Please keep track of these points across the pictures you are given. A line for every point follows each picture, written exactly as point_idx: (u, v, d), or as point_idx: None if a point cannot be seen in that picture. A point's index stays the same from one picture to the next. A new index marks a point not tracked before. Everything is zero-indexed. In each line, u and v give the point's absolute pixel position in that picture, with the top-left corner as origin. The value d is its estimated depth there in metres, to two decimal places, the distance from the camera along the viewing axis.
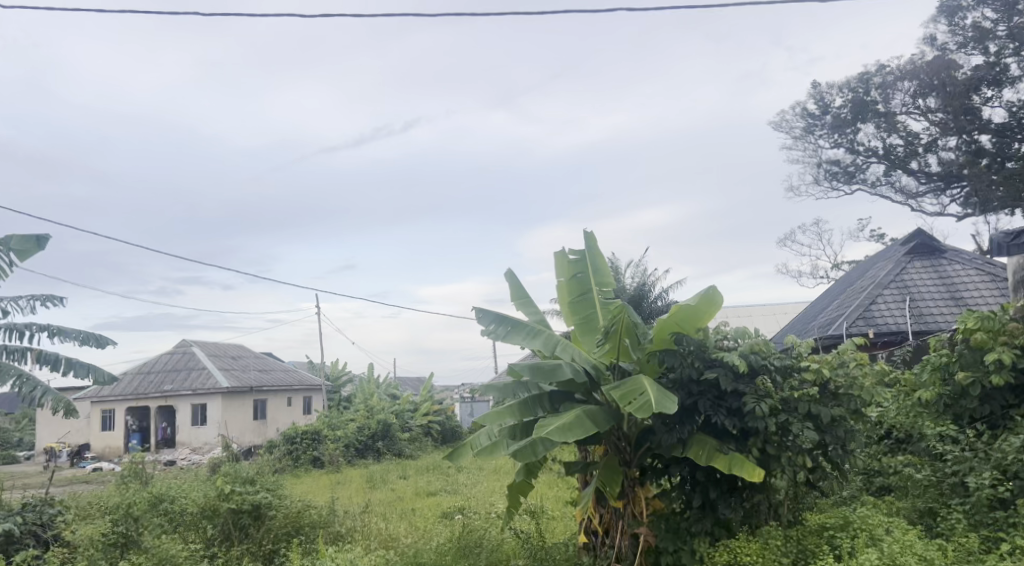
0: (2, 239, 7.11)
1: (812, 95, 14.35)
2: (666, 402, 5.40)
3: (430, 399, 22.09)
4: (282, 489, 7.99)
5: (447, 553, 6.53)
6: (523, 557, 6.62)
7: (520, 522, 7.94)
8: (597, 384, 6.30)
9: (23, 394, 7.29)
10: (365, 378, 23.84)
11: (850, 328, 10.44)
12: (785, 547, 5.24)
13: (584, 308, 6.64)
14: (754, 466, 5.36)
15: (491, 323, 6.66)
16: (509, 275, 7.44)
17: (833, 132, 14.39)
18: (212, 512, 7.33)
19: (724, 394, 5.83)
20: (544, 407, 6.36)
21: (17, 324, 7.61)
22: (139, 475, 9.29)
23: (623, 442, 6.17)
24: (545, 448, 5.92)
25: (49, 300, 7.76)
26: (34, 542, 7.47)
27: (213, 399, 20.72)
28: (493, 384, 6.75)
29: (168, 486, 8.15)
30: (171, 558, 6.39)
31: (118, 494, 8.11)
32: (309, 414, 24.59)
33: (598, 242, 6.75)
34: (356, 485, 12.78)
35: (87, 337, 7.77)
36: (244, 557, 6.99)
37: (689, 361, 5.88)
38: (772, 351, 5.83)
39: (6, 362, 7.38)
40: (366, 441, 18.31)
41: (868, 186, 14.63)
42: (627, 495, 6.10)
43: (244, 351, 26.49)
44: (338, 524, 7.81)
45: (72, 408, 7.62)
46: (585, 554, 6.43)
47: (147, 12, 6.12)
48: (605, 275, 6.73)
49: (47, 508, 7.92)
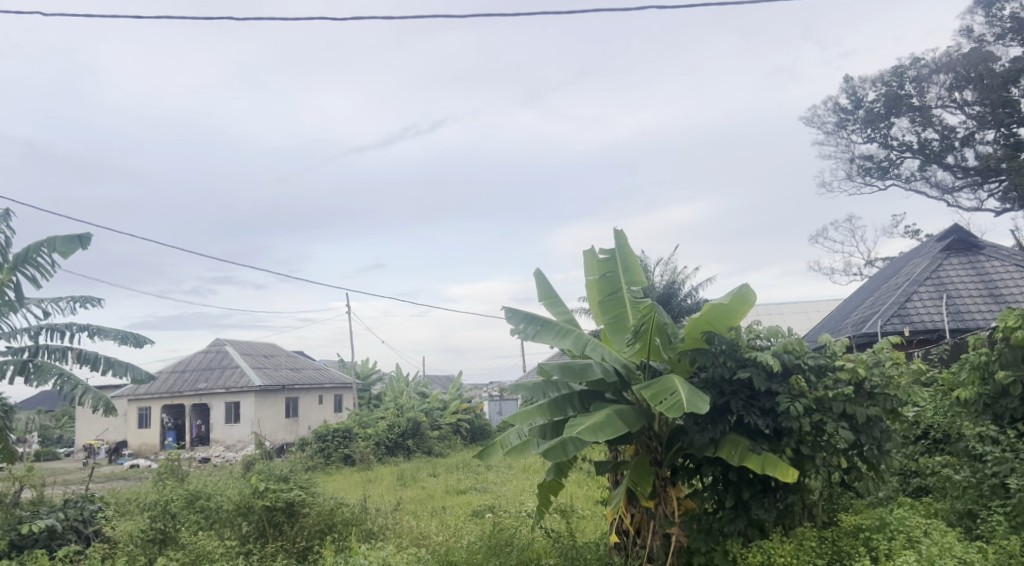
0: (46, 240, 7.32)
1: (843, 90, 14.12)
2: (697, 401, 5.37)
3: (459, 397, 22.15)
4: (315, 486, 8.08)
5: (478, 551, 6.58)
6: (554, 556, 6.63)
7: (551, 522, 7.98)
8: (627, 383, 6.30)
9: (65, 391, 7.46)
10: (394, 376, 24.00)
11: (884, 326, 10.29)
12: (820, 548, 5.20)
13: (615, 306, 6.61)
14: (787, 466, 5.31)
15: (521, 323, 6.69)
16: (538, 275, 7.46)
17: (866, 126, 14.14)
18: (246, 509, 7.42)
19: (757, 394, 5.80)
20: (575, 406, 6.34)
21: (58, 324, 7.81)
22: (174, 472, 9.49)
23: (655, 442, 6.15)
24: (576, 447, 5.90)
25: (89, 300, 7.99)
26: (76, 537, 7.65)
27: (246, 399, 21.02)
28: (523, 383, 6.75)
29: (204, 483, 8.25)
30: (207, 554, 6.56)
31: (156, 491, 8.27)
32: (339, 412, 24.85)
33: (627, 239, 6.72)
34: (386, 483, 12.89)
35: (125, 336, 7.96)
36: (278, 553, 7.09)
37: (721, 360, 5.82)
38: (805, 350, 5.78)
39: (47, 362, 7.56)
40: (396, 439, 18.40)
41: (902, 181, 14.37)
42: (659, 496, 6.12)
43: (276, 350, 26.85)
44: (370, 523, 7.88)
45: (111, 407, 7.83)
46: (616, 554, 6.40)
47: (188, 18, 6.48)
48: (635, 274, 6.67)
49: (87, 504, 8.09)
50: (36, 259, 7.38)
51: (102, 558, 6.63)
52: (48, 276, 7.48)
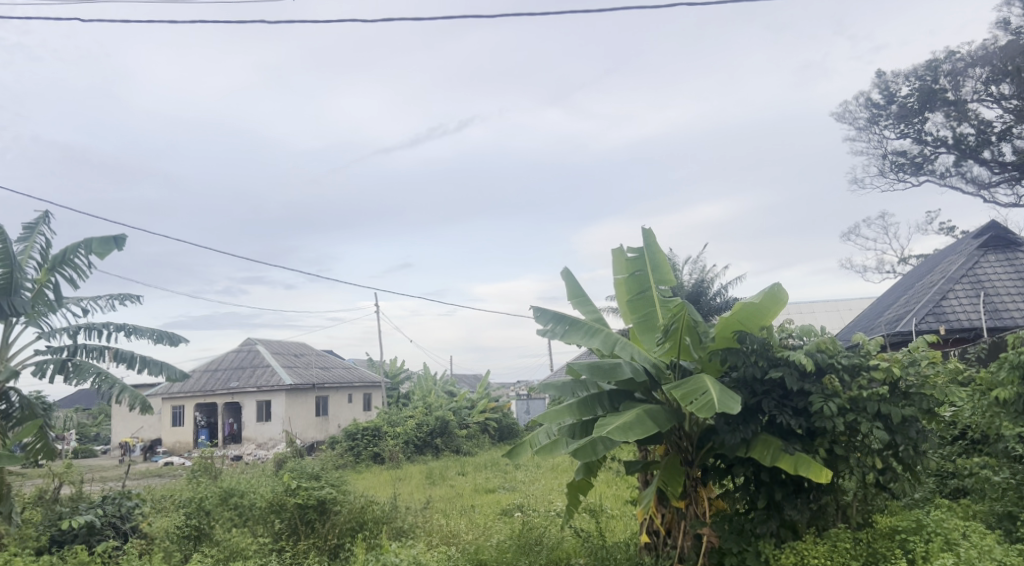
0: (83, 241, 7.48)
1: (876, 85, 13.89)
2: (729, 401, 5.32)
3: (487, 396, 22.19)
4: (345, 484, 8.16)
5: (508, 550, 6.61)
6: (584, 556, 6.62)
7: (580, 522, 7.98)
8: (657, 383, 6.28)
9: (102, 390, 7.62)
10: (422, 375, 24.12)
11: (919, 325, 10.12)
12: (855, 549, 5.13)
13: (643, 305, 6.58)
14: (821, 466, 5.25)
15: (549, 322, 6.69)
16: (566, 275, 7.46)
17: (899, 122, 13.89)
18: (279, 506, 7.53)
19: (790, 394, 5.75)
20: (604, 405, 6.32)
21: (95, 324, 7.99)
22: (209, 469, 9.66)
23: (685, 442, 6.12)
24: (605, 447, 5.88)
25: (127, 299, 8.18)
26: (114, 533, 7.79)
27: (277, 397, 21.28)
28: (551, 383, 6.75)
29: (237, 481, 8.36)
30: (240, 551, 6.69)
31: (191, 488, 8.42)
32: (369, 411, 25.05)
33: (656, 237, 6.68)
34: (416, 481, 12.97)
35: (160, 335, 8.10)
36: (310, 551, 7.19)
37: (753, 359, 5.77)
38: (838, 349, 5.70)
39: (85, 361, 7.73)
40: (424, 438, 18.51)
41: (937, 177, 14.11)
42: (690, 495, 6.08)
43: (306, 349, 27.15)
44: (400, 520, 7.94)
45: (147, 405, 7.99)
46: (647, 554, 6.37)
47: (219, 22, 6.61)
48: (664, 272, 6.63)
49: (125, 501, 8.25)
50: (74, 260, 7.55)
51: (138, 554, 6.77)
52: (85, 277, 7.66)
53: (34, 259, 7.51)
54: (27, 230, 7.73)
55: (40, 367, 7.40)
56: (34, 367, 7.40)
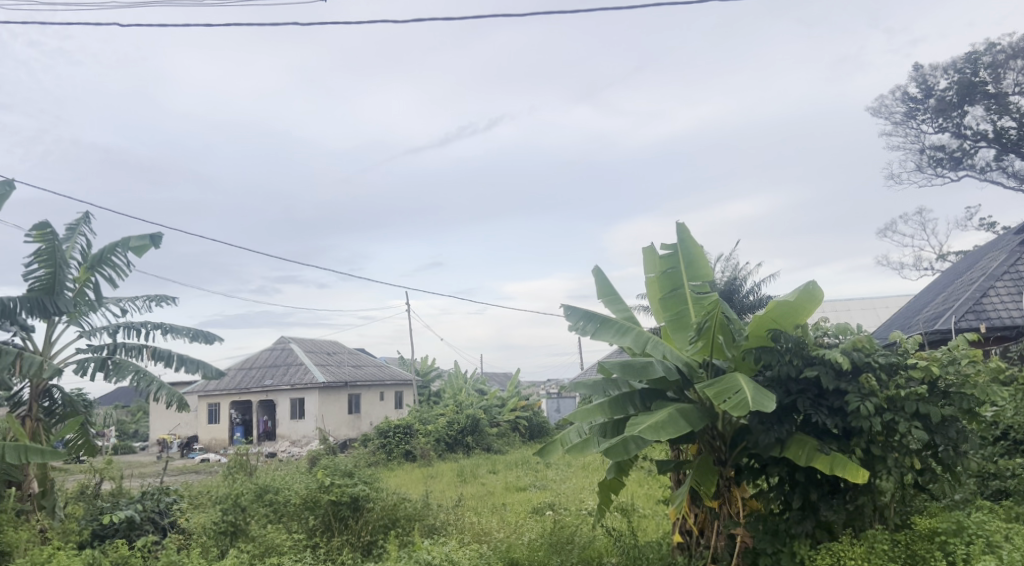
0: (121, 239, 7.65)
1: (913, 78, 13.61)
2: (763, 400, 5.26)
3: (517, 394, 22.22)
4: (378, 481, 8.24)
5: (539, 549, 6.63)
6: (616, 555, 6.59)
7: (612, 521, 7.94)
8: (689, 382, 6.23)
9: (141, 387, 7.79)
10: (453, 373, 24.22)
11: (959, 322, 9.88)
12: (893, 551, 5.06)
13: (676, 303, 6.53)
14: (857, 466, 5.17)
15: (579, 320, 6.69)
16: (597, 272, 7.44)
17: (938, 116, 13.60)
18: (313, 503, 7.63)
19: (825, 393, 5.67)
20: (636, 404, 6.29)
21: (134, 323, 8.17)
22: (244, 466, 9.84)
23: (718, 442, 6.07)
24: (637, 446, 5.86)
25: (164, 300, 8.37)
26: (154, 528, 7.95)
27: (311, 395, 21.56)
28: (582, 382, 6.73)
29: (272, 478, 8.48)
30: (275, 547, 6.81)
31: (227, 485, 8.58)
32: (400, 408, 25.25)
33: (690, 234, 6.63)
34: (447, 479, 13.04)
35: (196, 333, 8.25)
36: (344, 547, 7.28)
37: (787, 358, 5.71)
38: (876, 348, 5.61)
39: (125, 358, 7.91)
40: (455, 436, 18.59)
41: (977, 172, 13.81)
42: (723, 495, 6.04)
43: (339, 347, 27.45)
44: (432, 518, 7.99)
45: (184, 402, 8.15)
46: (680, 554, 6.34)
47: (252, 24, 6.72)
48: (698, 269, 6.57)
49: (163, 497, 8.42)
50: (112, 259, 7.72)
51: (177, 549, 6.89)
52: (123, 276, 7.83)
53: (74, 259, 7.70)
54: (68, 230, 7.93)
55: (81, 365, 7.58)
56: (76, 366, 7.58)
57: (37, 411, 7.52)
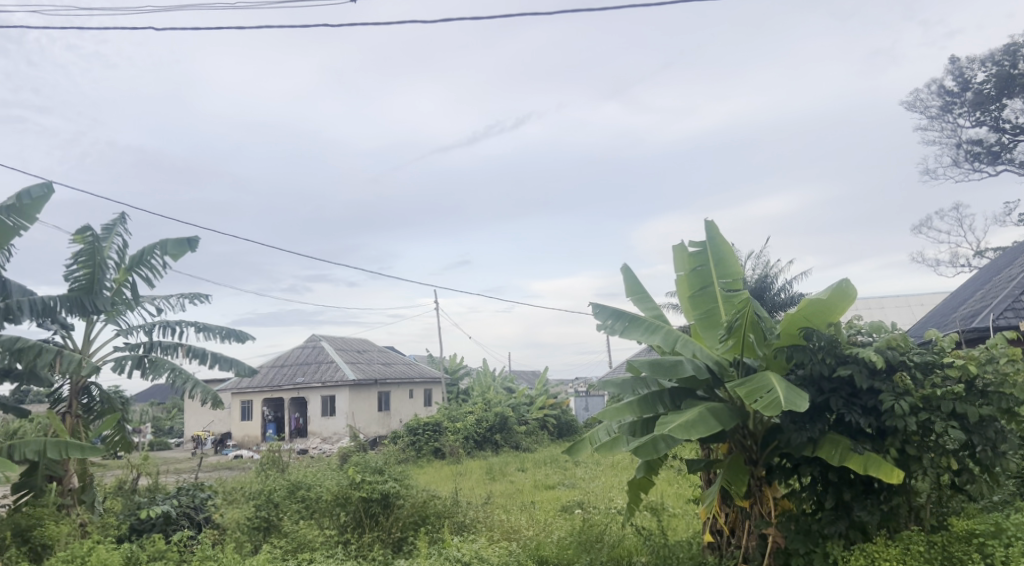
0: (159, 243, 7.81)
1: (949, 71, 13.33)
2: (796, 399, 5.21)
3: (546, 392, 22.22)
4: (408, 479, 8.31)
5: (569, 547, 6.66)
6: (646, 554, 6.57)
7: (641, 520, 7.92)
8: (720, 381, 6.20)
9: (177, 384, 7.95)
10: (482, 371, 24.29)
11: (997, 320, 9.66)
12: (928, 553, 4.99)
13: (705, 301, 6.50)
14: (892, 466, 5.11)
15: (608, 318, 6.68)
16: (626, 271, 7.42)
17: (975, 109, 13.33)
18: (344, 499, 7.71)
19: (859, 392, 5.59)
20: (665, 403, 6.24)
21: (169, 321, 8.33)
22: (277, 462, 9.98)
23: (749, 441, 6.03)
24: (667, 445, 5.83)
25: (197, 299, 8.53)
26: (189, 523, 8.09)
27: (342, 392, 21.78)
28: (611, 380, 6.71)
29: (304, 474, 8.59)
30: (308, 543, 6.92)
31: (260, 481, 8.71)
32: (429, 406, 25.41)
33: (719, 231, 6.58)
34: (477, 477, 13.09)
35: (229, 332, 8.39)
36: (375, 543, 7.36)
37: (820, 357, 5.64)
38: (910, 346, 5.53)
39: (161, 356, 8.07)
40: (484, 433, 18.67)
41: (1016, 167, 13.53)
42: (755, 495, 6.00)
43: (368, 345, 27.67)
44: (462, 515, 8.02)
45: (218, 399, 8.30)
46: (710, 554, 6.32)
47: (282, 27, 6.78)
48: (728, 267, 6.53)
49: (198, 492, 8.56)
50: (151, 261, 7.89)
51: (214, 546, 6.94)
52: (160, 276, 7.99)
53: (112, 260, 7.88)
54: (105, 230, 8.12)
55: (119, 363, 7.75)
56: (113, 363, 7.75)
57: (77, 407, 7.71)
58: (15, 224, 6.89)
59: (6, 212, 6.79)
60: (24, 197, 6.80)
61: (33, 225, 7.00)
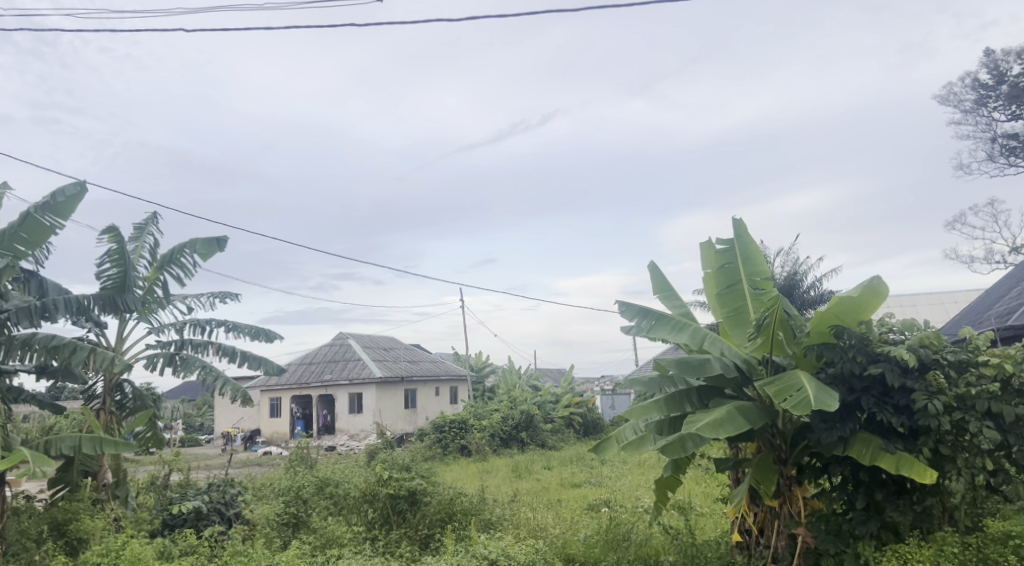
0: (189, 242, 7.92)
1: (984, 64, 13.05)
2: (826, 398, 5.15)
3: (571, 391, 22.16)
4: (435, 476, 8.35)
5: (596, 545, 6.67)
6: (673, 553, 6.53)
7: (669, 519, 7.89)
8: (748, 379, 6.15)
9: (207, 382, 8.07)
10: (508, 369, 24.30)
11: None
12: (963, 554, 4.90)
13: (733, 299, 6.44)
14: (925, 466, 5.02)
15: (635, 317, 6.66)
16: (653, 268, 7.38)
17: (1011, 103, 13.04)
18: (372, 496, 7.77)
19: (891, 391, 5.51)
20: (693, 402, 6.20)
21: (200, 319, 8.47)
22: (305, 459, 10.09)
23: (778, 440, 5.98)
24: (695, 444, 5.79)
25: (227, 297, 8.65)
26: (219, 518, 8.21)
27: (368, 390, 21.94)
28: (639, 378, 6.68)
29: (332, 471, 8.66)
30: (336, 539, 6.99)
31: (289, 478, 8.80)
32: (455, 404, 25.49)
33: (747, 229, 6.52)
34: (503, 474, 13.11)
35: (258, 331, 8.49)
36: (402, 540, 7.41)
37: (850, 355, 5.57)
38: (944, 344, 5.44)
39: (191, 354, 8.19)
40: (510, 431, 18.70)
41: None
42: (784, 495, 5.93)
43: (395, 343, 27.84)
44: (488, 513, 8.04)
45: (248, 397, 8.41)
46: (739, 553, 6.27)
47: (308, 26, 6.80)
48: (756, 265, 6.46)
49: (228, 488, 8.69)
50: (181, 260, 8.01)
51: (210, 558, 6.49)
52: (191, 275, 8.11)
53: (144, 259, 8.01)
54: (136, 230, 8.26)
55: (151, 360, 7.88)
56: (146, 361, 7.89)
57: (111, 404, 7.87)
58: (50, 223, 7.05)
59: (41, 212, 6.93)
60: (58, 195, 6.94)
61: (67, 223, 7.15)
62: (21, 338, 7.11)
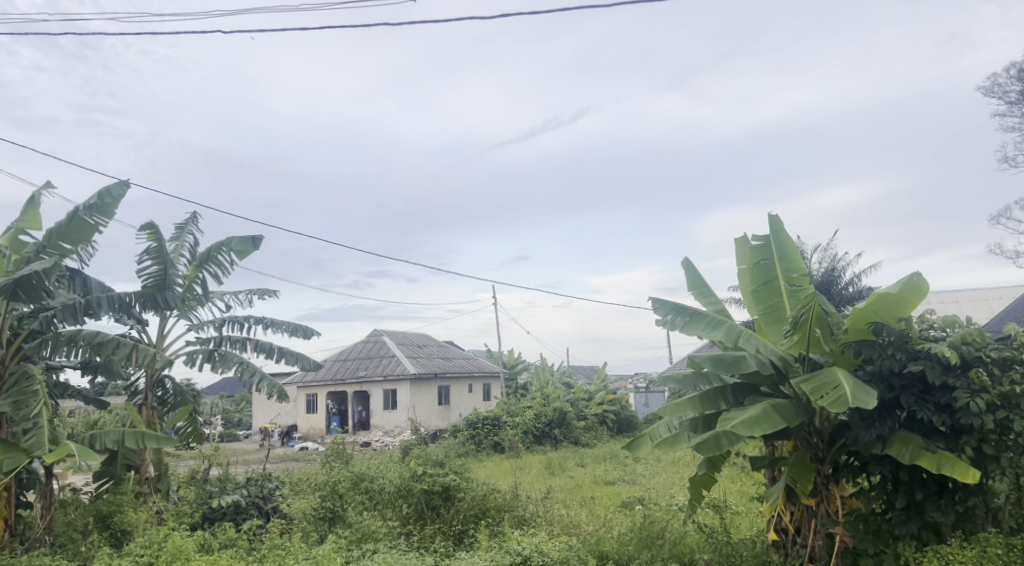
0: (225, 240, 8.08)
1: None
2: (864, 396, 5.06)
3: (605, 388, 22.09)
4: (468, 472, 8.41)
5: (630, 542, 6.66)
6: (708, 552, 6.47)
7: (703, 517, 7.84)
8: (784, 377, 6.08)
9: (245, 378, 8.23)
10: (540, 366, 24.31)
11: None
12: (1008, 555, 4.79)
13: (769, 296, 6.36)
14: (967, 466, 4.91)
15: (668, 314, 6.63)
16: (687, 265, 7.33)
17: None
18: (406, 492, 7.91)
19: (931, 388, 5.40)
20: (728, 400, 6.14)
21: (238, 317, 8.63)
22: (341, 454, 10.23)
23: (815, 438, 5.89)
24: (729, 441, 5.74)
25: (265, 295, 8.81)
26: (258, 512, 8.39)
27: (403, 386, 22.13)
28: (672, 376, 6.62)
29: (367, 466, 8.76)
30: (372, 533, 7.09)
31: (325, 472, 8.93)
32: (489, 400, 25.59)
33: (783, 225, 6.43)
34: (536, 471, 13.14)
35: (295, 329, 8.63)
36: (436, 535, 7.48)
37: (889, 352, 5.48)
38: (987, 341, 5.33)
39: (230, 350, 8.37)
40: (543, 428, 18.73)
41: None
42: (821, 493, 5.84)
43: (428, 339, 28.03)
44: (522, 509, 8.07)
45: (284, 393, 8.54)
46: (775, 552, 6.18)
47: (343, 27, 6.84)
48: (793, 261, 6.37)
49: (266, 483, 8.87)
50: (218, 258, 8.17)
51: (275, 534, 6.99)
52: (228, 273, 8.27)
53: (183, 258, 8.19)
54: (177, 230, 8.45)
55: (190, 357, 8.05)
56: (186, 357, 8.06)
57: (153, 400, 8.06)
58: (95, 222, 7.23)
59: (87, 212, 7.12)
60: (104, 196, 7.14)
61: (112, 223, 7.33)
62: (67, 335, 7.31)
